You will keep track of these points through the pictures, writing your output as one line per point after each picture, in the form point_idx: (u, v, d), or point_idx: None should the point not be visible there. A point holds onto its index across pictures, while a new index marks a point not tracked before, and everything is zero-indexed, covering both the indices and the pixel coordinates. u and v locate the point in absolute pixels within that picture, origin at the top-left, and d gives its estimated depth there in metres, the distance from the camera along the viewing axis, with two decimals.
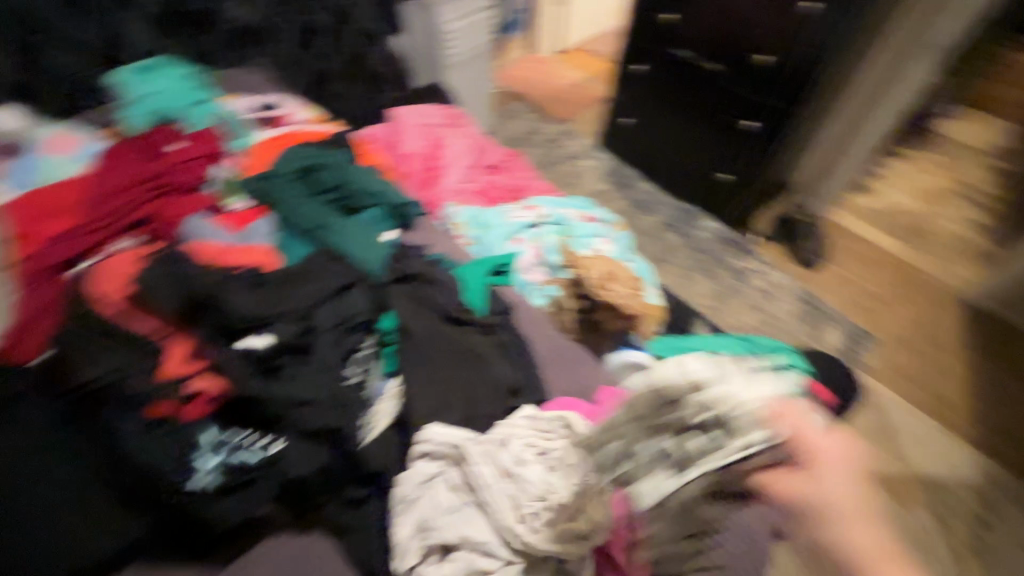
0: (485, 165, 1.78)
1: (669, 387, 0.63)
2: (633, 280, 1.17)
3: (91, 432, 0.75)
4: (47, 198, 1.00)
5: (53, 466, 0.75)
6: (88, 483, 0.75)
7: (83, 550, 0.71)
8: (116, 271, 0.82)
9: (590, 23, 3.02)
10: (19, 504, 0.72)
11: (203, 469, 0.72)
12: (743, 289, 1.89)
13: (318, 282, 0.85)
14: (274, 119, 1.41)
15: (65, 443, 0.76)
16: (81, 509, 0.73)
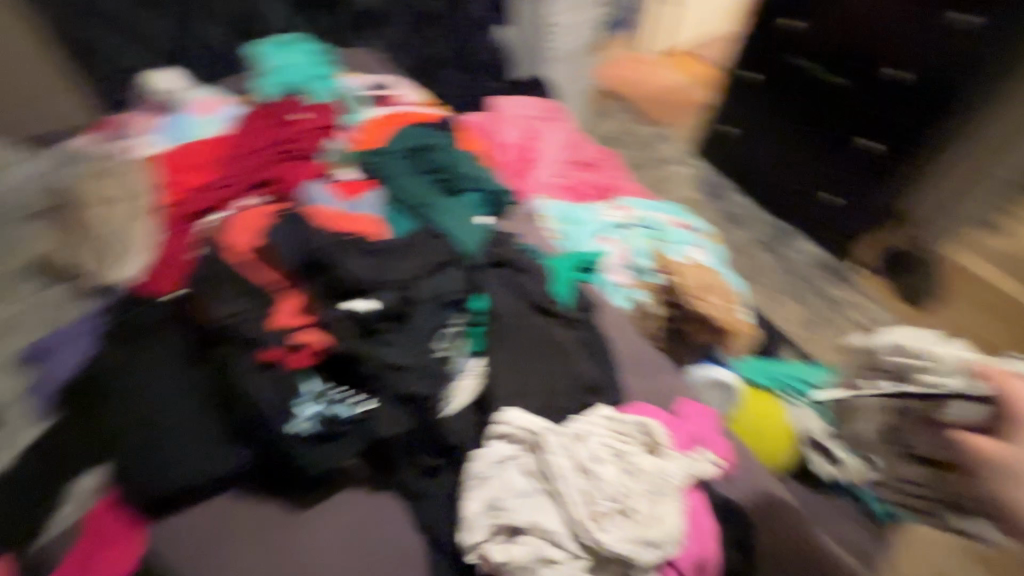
0: (577, 161, 1.77)
1: (882, 341, 0.97)
2: (730, 294, 1.12)
3: (212, 367, 0.84)
4: (192, 154, 1.12)
5: (179, 392, 0.85)
6: (205, 410, 0.84)
7: (196, 468, 0.81)
8: (246, 224, 0.90)
9: (699, 26, 2.92)
10: (150, 420, 0.82)
11: (302, 415, 0.78)
12: (836, 319, 1.76)
13: (420, 258, 0.89)
14: (385, 97, 1.46)
15: (190, 372, 0.87)
16: (196, 433, 0.83)
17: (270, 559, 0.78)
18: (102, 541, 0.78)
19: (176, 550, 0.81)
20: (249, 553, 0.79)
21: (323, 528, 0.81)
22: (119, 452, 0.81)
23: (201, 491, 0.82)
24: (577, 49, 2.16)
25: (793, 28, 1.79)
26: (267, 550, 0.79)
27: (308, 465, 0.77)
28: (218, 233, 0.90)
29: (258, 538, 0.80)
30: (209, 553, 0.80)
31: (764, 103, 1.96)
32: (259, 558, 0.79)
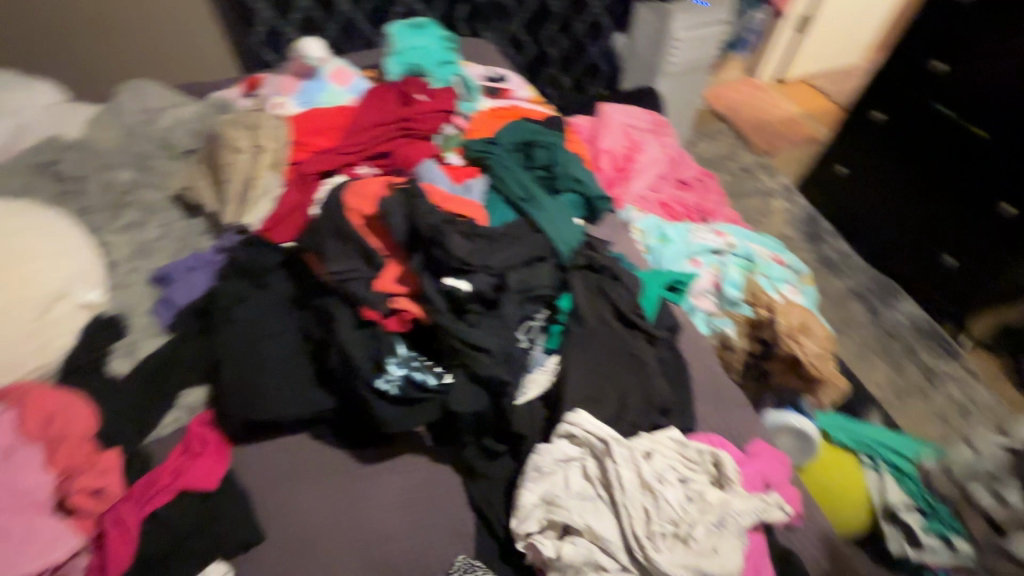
0: (676, 179, 1.76)
1: None
2: (828, 342, 1.04)
3: (313, 316, 0.91)
4: (320, 118, 1.19)
5: (281, 331, 0.93)
6: (300, 354, 0.91)
7: (282, 407, 0.87)
8: (363, 189, 0.94)
9: (826, 58, 2.77)
10: (252, 352, 0.90)
11: (389, 375, 0.83)
12: (932, 392, 1.61)
13: (519, 248, 0.91)
14: (500, 90, 1.51)
15: (291, 317, 0.94)
16: (289, 372, 0.90)
17: (335, 501, 0.84)
18: (193, 453, 0.85)
19: (251, 476, 0.86)
20: (317, 492, 0.85)
21: (385, 484, 0.86)
22: (221, 376, 0.89)
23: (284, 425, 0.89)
24: (695, 66, 2.18)
25: (936, 71, 1.61)
26: (333, 492, 0.85)
27: (385, 422, 0.82)
28: (340, 193, 0.93)
29: (326, 480, 0.86)
30: (282, 484, 0.86)
31: (885, 147, 1.81)
32: (324, 498, 0.84)
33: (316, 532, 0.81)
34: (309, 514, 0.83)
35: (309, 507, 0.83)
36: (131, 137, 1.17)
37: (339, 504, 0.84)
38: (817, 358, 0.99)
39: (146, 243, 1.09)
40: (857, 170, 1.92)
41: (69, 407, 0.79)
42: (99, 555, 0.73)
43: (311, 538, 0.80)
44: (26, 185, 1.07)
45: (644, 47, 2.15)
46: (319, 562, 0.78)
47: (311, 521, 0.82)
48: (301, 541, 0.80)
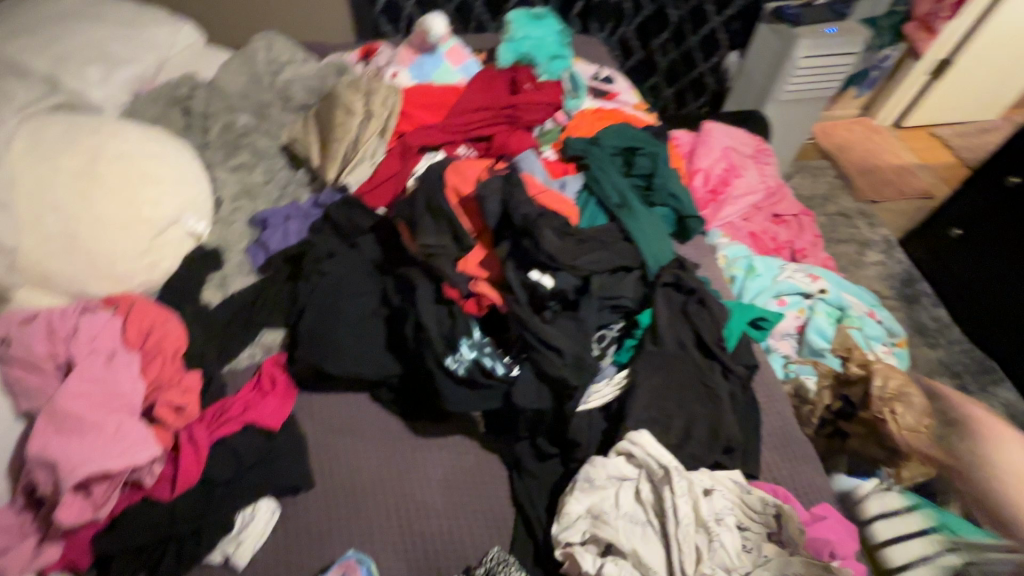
0: (771, 212, 1.67)
1: None
2: (930, 411, 0.96)
3: (396, 283, 0.93)
4: (430, 93, 1.20)
5: (362, 292, 0.95)
6: (375, 318, 0.94)
7: (351, 365, 0.90)
8: (464, 169, 0.94)
9: (960, 109, 2.53)
10: (332, 306, 0.93)
11: (459, 355, 0.84)
12: None
13: (609, 254, 0.88)
14: (606, 93, 1.49)
15: (373, 280, 0.97)
16: (363, 333, 0.92)
17: (386, 465, 0.86)
18: (264, 390, 0.89)
19: (314, 422, 0.90)
20: (372, 452, 0.87)
21: (435, 459, 0.87)
22: (301, 324, 0.92)
23: (350, 380, 0.92)
24: (810, 96, 2.05)
25: None
26: (385, 456, 0.87)
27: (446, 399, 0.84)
28: (443, 171, 0.94)
29: (381, 442, 0.89)
30: (340, 437, 0.89)
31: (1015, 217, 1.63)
32: (377, 460, 0.87)
33: (364, 491, 0.83)
34: (361, 472, 0.85)
35: (362, 466, 0.86)
36: (254, 84, 1.23)
37: (389, 469, 0.86)
38: (909, 431, 0.93)
39: (251, 185, 1.15)
40: (977, 236, 1.75)
41: (166, 324, 0.85)
42: (172, 466, 0.77)
43: (359, 495, 0.83)
44: (160, 115, 1.16)
45: (758, 72, 2.06)
46: (363, 520, 0.81)
47: (362, 478, 0.85)
48: (349, 496, 0.83)
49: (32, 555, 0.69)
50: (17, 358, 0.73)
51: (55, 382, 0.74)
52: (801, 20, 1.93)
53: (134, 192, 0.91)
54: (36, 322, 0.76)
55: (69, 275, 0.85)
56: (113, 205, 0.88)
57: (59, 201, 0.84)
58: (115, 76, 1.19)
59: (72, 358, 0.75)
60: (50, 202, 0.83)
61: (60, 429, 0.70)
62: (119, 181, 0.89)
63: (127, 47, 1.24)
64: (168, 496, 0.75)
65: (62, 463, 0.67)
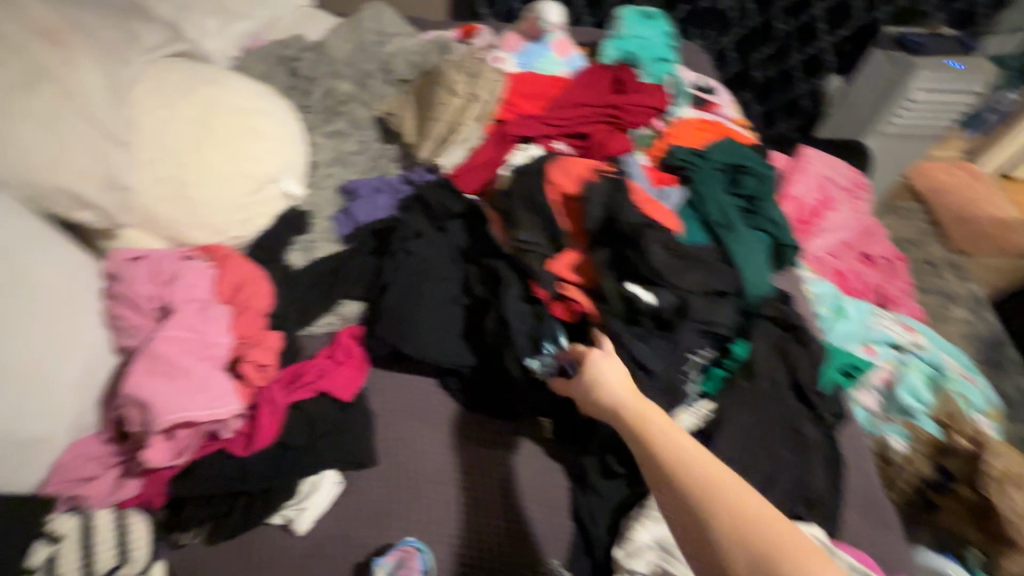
0: (861, 251, 1.56)
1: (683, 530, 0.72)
2: None
3: (484, 273, 0.92)
4: (533, 83, 1.17)
5: (446, 277, 0.93)
6: (456, 305, 0.92)
7: (427, 350, 0.88)
8: (570, 167, 0.91)
9: None
10: (415, 287, 0.91)
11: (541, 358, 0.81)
12: None
13: (709, 275, 0.83)
14: (707, 102, 1.41)
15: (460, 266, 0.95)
16: (441, 319, 0.91)
17: (449, 456, 0.85)
18: (338, 360, 0.88)
19: (384, 400, 0.89)
20: (437, 440, 0.86)
21: (497, 459, 0.85)
22: (383, 300, 0.91)
23: (423, 365, 0.91)
24: (919, 130, 1.89)
25: None
26: (448, 446, 0.86)
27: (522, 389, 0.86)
28: (547, 165, 0.92)
29: (446, 432, 0.87)
30: (407, 420, 0.88)
31: None
32: (441, 450, 0.85)
33: (426, 479, 0.82)
34: (425, 458, 0.84)
35: (427, 453, 0.85)
36: (359, 52, 1.23)
37: (452, 460, 0.85)
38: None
39: (344, 154, 1.15)
40: None
41: (254, 282, 0.86)
42: (250, 424, 0.78)
43: (420, 482, 0.82)
44: (267, 73, 1.18)
45: (862, 98, 1.91)
46: (423, 508, 0.80)
47: (425, 466, 0.84)
48: (410, 481, 0.82)
49: (112, 487, 0.72)
50: (122, 296, 0.75)
51: (151, 325, 0.76)
52: (925, 49, 1.77)
53: (241, 147, 0.91)
54: (142, 262, 0.78)
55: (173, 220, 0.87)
56: (220, 157, 0.89)
57: (175, 146, 0.85)
58: (230, 30, 1.22)
59: (170, 303, 0.76)
60: (164, 146, 0.85)
61: (153, 371, 0.70)
62: (229, 134, 0.90)
63: (242, 3, 1.26)
64: (242, 452, 0.76)
65: (153, 406, 0.68)
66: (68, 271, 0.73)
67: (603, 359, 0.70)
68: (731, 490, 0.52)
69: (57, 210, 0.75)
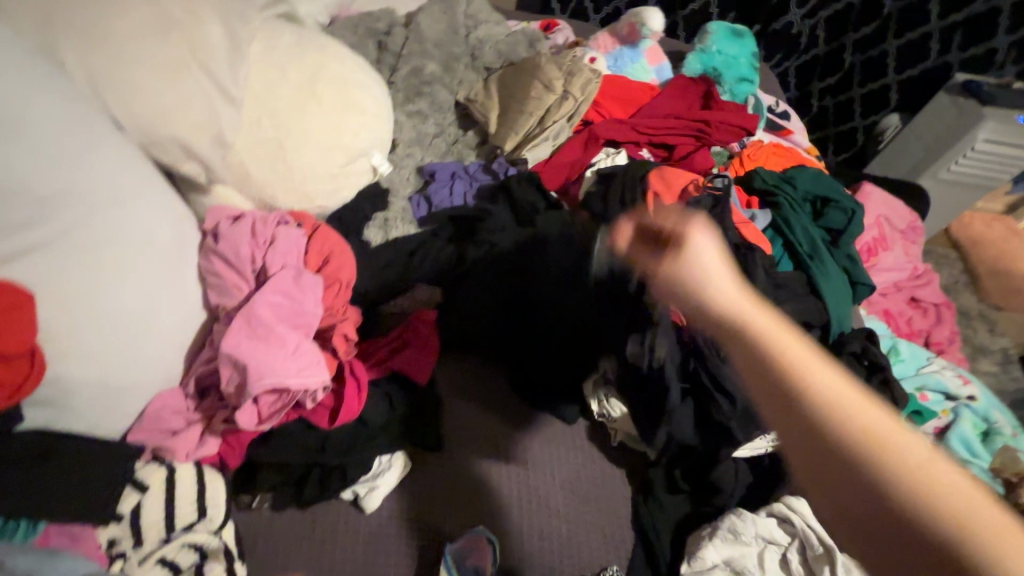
0: (909, 295, 1.56)
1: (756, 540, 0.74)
2: None
3: (571, 271, 0.90)
4: (622, 89, 1.17)
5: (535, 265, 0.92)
6: (516, 310, 0.90)
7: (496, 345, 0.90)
8: (672, 179, 0.94)
9: None
10: (498, 279, 0.90)
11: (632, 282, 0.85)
12: None
13: (800, 309, 0.85)
14: (782, 128, 1.39)
15: (550, 257, 0.92)
16: (505, 321, 0.90)
17: (520, 449, 0.85)
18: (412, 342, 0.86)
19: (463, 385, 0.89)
20: (513, 433, 0.86)
21: (563, 457, 0.85)
22: (460, 289, 0.91)
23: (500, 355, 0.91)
24: (974, 183, 1.74)
25: None
26: (523, 439, 0.86)
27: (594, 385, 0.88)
28: (647, 174, 0.96)
29: (521, 425, 0.87)
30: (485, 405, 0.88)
31: None
32: (515, 440, 0.85)
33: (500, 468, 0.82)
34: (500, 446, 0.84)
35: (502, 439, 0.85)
36: (449, 34, 1.20)
37: (522, 450, 0.85)
38: None
39: (424, 135, 1.14)
40: None
41: (341, 255, 0.85)
42: (333, 400, 0.77)
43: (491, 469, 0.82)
44: (355, 43, 1.16)
45: (918, 142, 1.77)
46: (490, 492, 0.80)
47: (498, 452, 0.84)
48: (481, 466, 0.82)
49: (196, 443, 0.71)
50: (223, 252, 0.75)
51: (248, 286, 0.76)
52: (996, 100, 1.59)
53: (340, 118, 0.90)
54: (242, 222, 0.78)
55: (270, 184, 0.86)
56: (319, 126, 0.88)
57: (278, 109, 0.84)
58: None
59: (267, 266, 0.76)
60: (271, 108, 0.84)
61: (252, 334, 0.71)
62: (331, 103, 0.90)
63: None
64: (327, 425, 0.76)
65: (252, 367, 0.68)
66: (173, 223, 0.73)
67: (710, 245, 0.56)
68: (874, 427, 0.42)
69: (161, 158, 0.75)
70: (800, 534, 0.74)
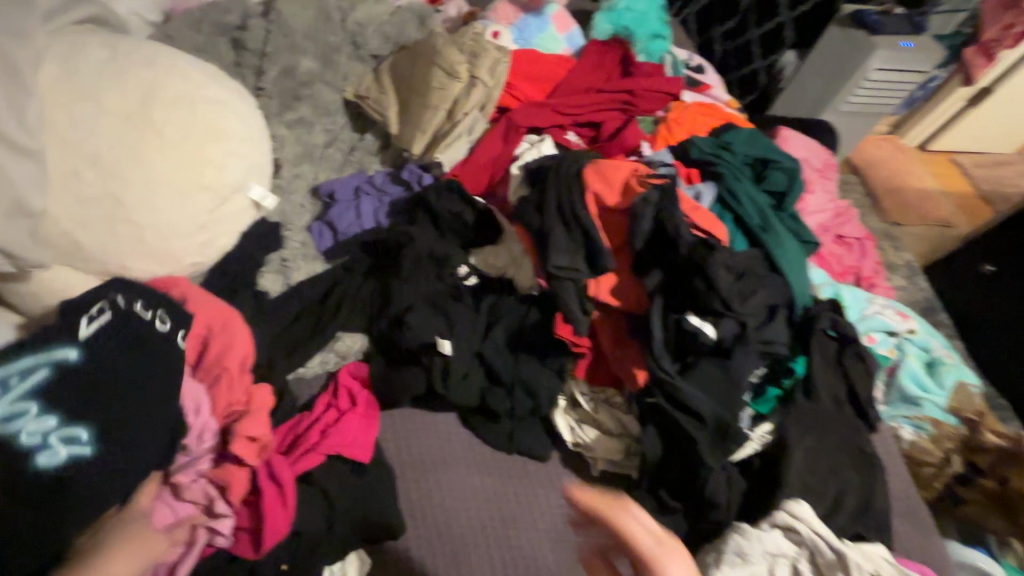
0: (834, 233, 1.53)
1: (768, 551, 0.66)
2: None
3: (107, 438, 0.54)
4: (535, 65, 1.04)
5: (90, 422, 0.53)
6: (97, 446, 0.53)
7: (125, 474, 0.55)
8: (613, 172, 0.79)
9: (988, 139, 2.20)
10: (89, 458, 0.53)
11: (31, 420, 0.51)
12: None
13: (769, 295, 0.77)
14: (701, 83, 1.31)
15: (88, 411, 0.53)
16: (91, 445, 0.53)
17: (131, 421, 0.55)
18: (343, 409, 0.72)
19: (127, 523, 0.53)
20: (124, 410, 0.55)
21: (542, 505, 0.74)
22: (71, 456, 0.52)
23: (115, 470, 0.54)
24: (875, 108, 1.75)
25: None
26: (135, 399, 0.56)
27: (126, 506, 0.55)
28: (583, 169, 0.79)
29: (113, 486, 0.54)
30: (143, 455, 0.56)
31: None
32: (102, 380, 0.55)
33: (134, 454, 0.55)
34: (92, 471, 0.52)
35: (155, 427, 0.57)
36: (321, 20, 0.95)
37: (124, 443, 0.55)
38: None
39: (313, 147, 0.94)
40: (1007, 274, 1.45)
41: (227, 328, 0.68)
42: (253, 518, 0.62)
43: (73, 493, 0.51)
44: (202, 43, 0.92)
45: (815, 81, 1.74)
46: (41, 463, 0.51)
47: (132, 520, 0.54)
48: (90, 454, 0.53)
49: None
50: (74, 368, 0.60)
51: None
52: (882, 28, 1.60)
53: (193, 149, 0.70)
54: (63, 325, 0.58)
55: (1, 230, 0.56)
56: (166, 168, 0.67)
57: (98, 150, 0.64)
58: None
59: None
60: (91, 154, 0.63)
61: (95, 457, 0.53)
62: (174, 134, 0.68)
63: None
64: (253, 552, 0.62)
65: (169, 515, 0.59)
66: (10, 321, 0.64)
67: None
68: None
69: None
70: (815, 535, 0.67)
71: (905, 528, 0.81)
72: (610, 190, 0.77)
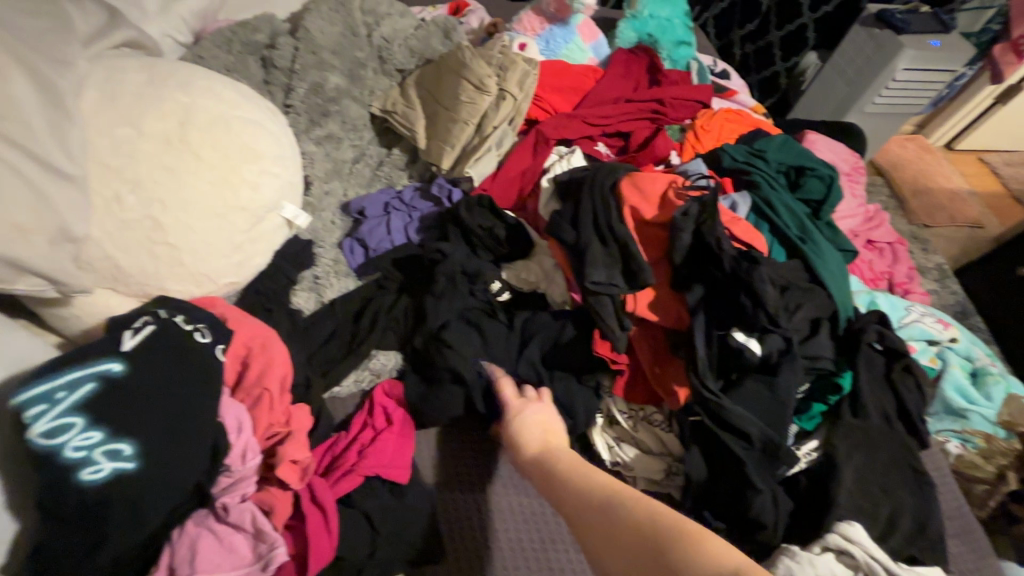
0: (865, 238, 1.48)
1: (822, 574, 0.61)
2: None
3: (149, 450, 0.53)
4: (562, 77, 1.03)
5: (132, 437, 0.53)
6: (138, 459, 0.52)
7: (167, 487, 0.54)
8: (649, 184, 0.78)
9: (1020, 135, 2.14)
10: (131, 471, 0.52)
11: (77, 433, 0.51)
12: None
13: (813, 308, 0.75)
14: (727, 89, 1.28)
15: (129, 424, 0.53)
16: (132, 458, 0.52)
17: (173, 433, 0.55)
18: (378, 428, 0.71)
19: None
20: (168, 426, 0.55)
21: None
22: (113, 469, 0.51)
23: (160, 484, 0.53)
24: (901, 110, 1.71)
25: None
26: (177, 410, 0.56)
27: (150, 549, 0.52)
28: (618, 181, 0.79)
29: (154, 502, 0.53)
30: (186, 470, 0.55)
31: None
32: (144, 390, 0.55)
33: (176, 467, 0.54)
34: (137, 484, 0.52)
35: (197, 439, 0.57)
36: (349, 37, 0.97)
37: (166, 458, 0.54)
38: None
39: (342, 164, 0.94)
40: None
41: (266, 348, 0.67)
42: (297, 544, 0.61)
43: (119, 508, 0.51)
44: (232, 63, 0.93)
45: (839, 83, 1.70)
46: (86, 477, 0.50)
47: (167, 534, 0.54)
48: (135, 467, 0.52)
49: None
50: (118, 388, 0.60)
51: None
52: (908, 28, 1.55)
53: (231, 169, 0.70)
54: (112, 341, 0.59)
55: (44, 256, 0.56)
56: (204, 188, 0.68)
57: (140, 174, 0.64)
58: (175, 9, 0.94)
59: None
60: (132, 177, 0.63)
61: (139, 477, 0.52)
62: (212, 154, 0.69)
63: None
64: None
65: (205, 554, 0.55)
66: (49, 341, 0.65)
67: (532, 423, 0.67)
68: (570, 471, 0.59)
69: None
70: (870, 560, 0.63)
71: (960, 549, 0.78)
72: (645, 202, 0.76)
